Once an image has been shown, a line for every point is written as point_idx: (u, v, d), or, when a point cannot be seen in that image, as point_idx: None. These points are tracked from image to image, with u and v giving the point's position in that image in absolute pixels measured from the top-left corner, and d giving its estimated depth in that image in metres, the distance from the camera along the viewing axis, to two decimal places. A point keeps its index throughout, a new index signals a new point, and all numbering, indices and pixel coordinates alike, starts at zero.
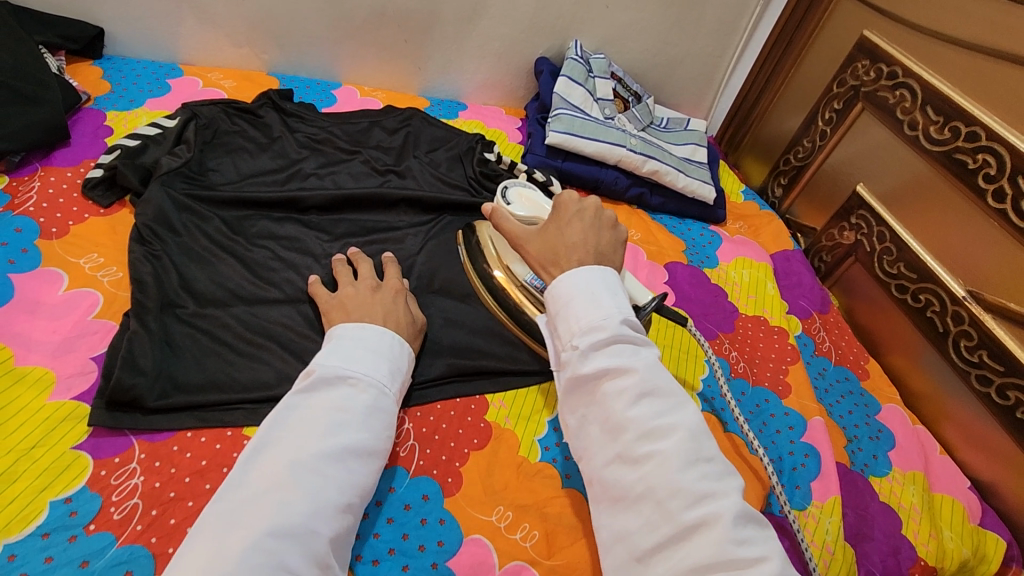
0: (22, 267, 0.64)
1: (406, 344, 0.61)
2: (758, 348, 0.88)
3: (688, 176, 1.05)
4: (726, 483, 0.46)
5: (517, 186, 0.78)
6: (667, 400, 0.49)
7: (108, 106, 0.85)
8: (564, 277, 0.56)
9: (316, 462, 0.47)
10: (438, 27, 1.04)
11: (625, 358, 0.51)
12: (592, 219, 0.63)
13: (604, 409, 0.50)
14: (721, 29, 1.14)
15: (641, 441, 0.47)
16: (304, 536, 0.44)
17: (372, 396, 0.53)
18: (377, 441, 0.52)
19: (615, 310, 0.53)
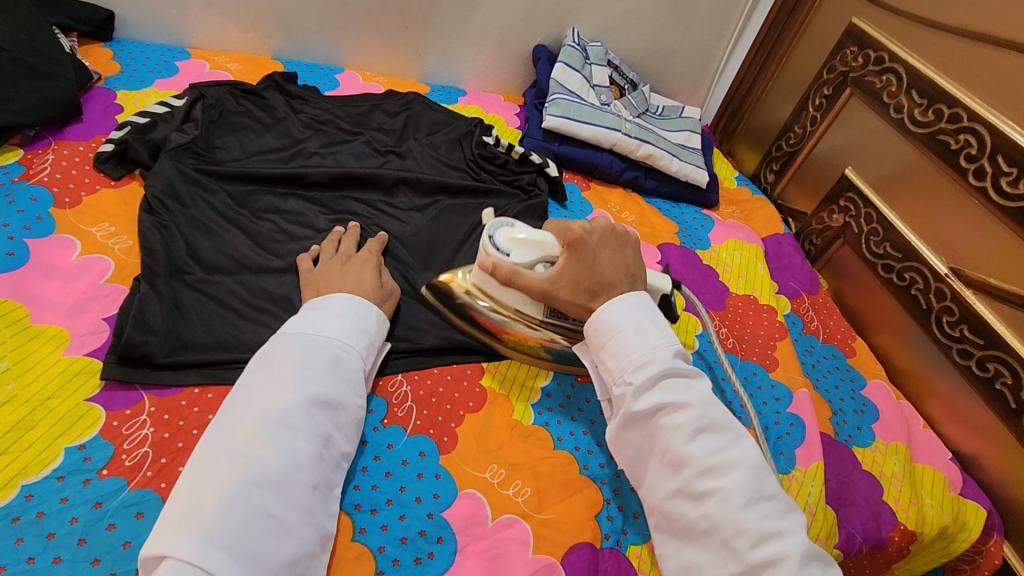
0: (37, 232, 0.66)
1: (371, 308, 0.64)
2: (747, 325, 0.90)
3: (682, 161, 1.08)
4: (787, 519, 0.50)
5: (500, 225, 0.69)
6: (723, 435, 0.54)
7: (118, 86, 0.88)
8: (606, 308, 0.61)
9: (284, 414, 0.50)
10: (439, 14, 1.06)
11: (678, 393, 0.55)
12: (613, 245, 0.67)
13: (662, 443, 0.54)
14: (715, 18, 1.17)
15: (703, 477, 0.51)
16: (281, 483, 0.47)
17: (334, 356, 0.56)
18: (344, 396, 0.55)
19: (664, 344, 0.58)
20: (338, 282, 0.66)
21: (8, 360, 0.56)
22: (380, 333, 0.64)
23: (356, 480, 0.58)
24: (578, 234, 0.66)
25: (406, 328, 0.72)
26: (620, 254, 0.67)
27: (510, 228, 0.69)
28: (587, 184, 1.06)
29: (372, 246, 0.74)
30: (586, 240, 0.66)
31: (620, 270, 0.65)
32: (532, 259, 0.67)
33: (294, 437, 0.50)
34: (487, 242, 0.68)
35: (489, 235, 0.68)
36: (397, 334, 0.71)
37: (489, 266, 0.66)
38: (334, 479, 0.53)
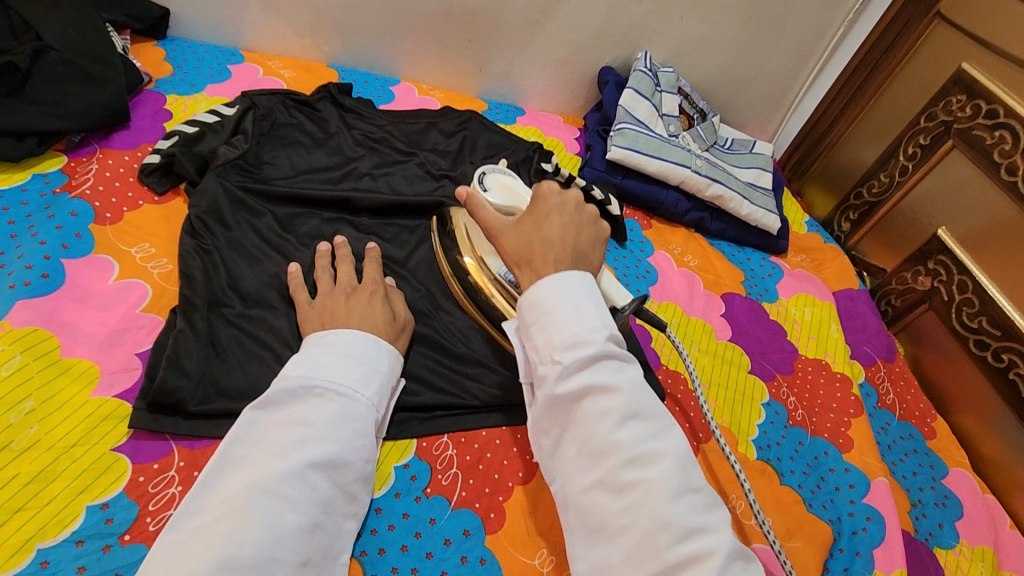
0: (74, 251, 0.62)
1: (380, 344, 0.57)
2: (819, 395, 0.82)
3: (752, 203, 1.00)
4: (715, 514, 0.42)
5: (500, 172, 0.75)
6: (654, 423, 0.45)
7: (169, 90, 0.84)
8: (544, 282, 0.51)
9: (274, 483, 0.44)
10: (504, 29, 1.00)
11: (608, 376, 0.46)
12: (573, 216, 0.58)
13: (584, 431, 0.45)
14: (799, 49, 1.08)
15: (628, 467, 0.43)
16: (263, 564, 0.41)
17: (338, 407, 0.50)
18: (347, 453, 0.49)
19: (600, 323, 0.49)
20: (344, 314, 0.59)
21: (33, 399, 0.51)
22: (393, 374, 0.57)
23: (395, 562, 0.52)
24: (540, 191, 0.59)
25: (454, 381, 0.66)
26: (573, 227, 0.57)
27: (507, 179, 0.74)
28: (648, 221, 0.99)
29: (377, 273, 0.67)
30: (544, 199, 0.58)
31: (567, 239, 0.55)
32: (497, 198, 0.69)
33: (283, 508, 0.44)
34: (479, 173, 0.74)
35: (483, 174, 0.74)
36: (443, 387, 0.65)
37: (465, 195, 0.62)
38: (333, 549, 0.48)
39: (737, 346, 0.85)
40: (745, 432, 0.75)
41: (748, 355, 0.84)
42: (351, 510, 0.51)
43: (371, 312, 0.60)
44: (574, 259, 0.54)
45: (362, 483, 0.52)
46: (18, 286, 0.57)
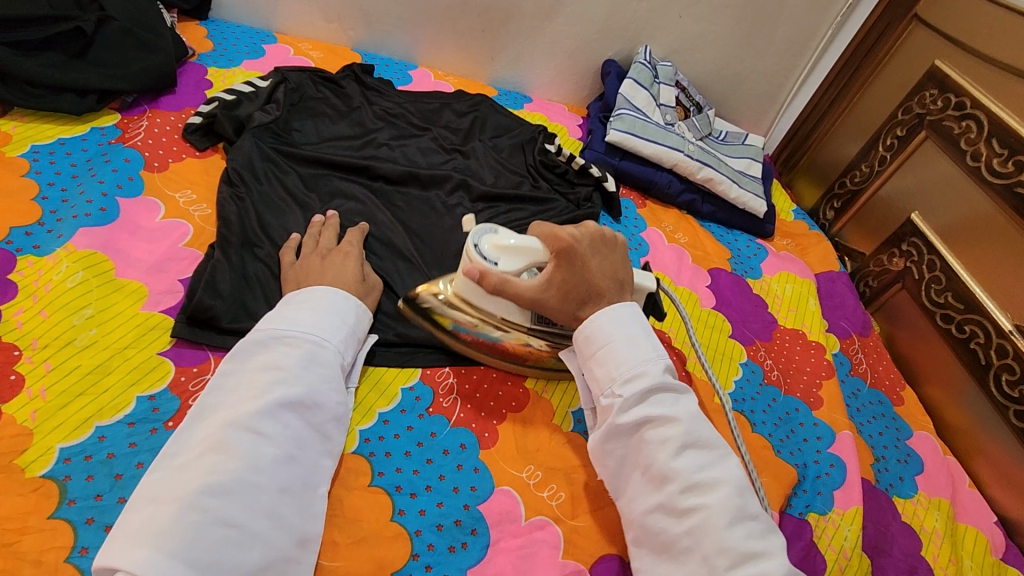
0: (126, 192, 0.70)
1: (349, 299, 0.62)
2: (794, 359, 0.89)
3: (741, 188, 1.07)
4: (769, 540, 0.50)
5: (486, 232, 0.65)
6: (710, 452, 0.54)
7: (210, 63, 0.93)
8: (599, 316, 0.60)
9: (250, 420, 0.49)
10: (515, 20, 1.09)
11: (665, 407, 0.56)
12: (602, 250, 0.63)
13: (646, 456, 0.54)
14: (790, 48, 1.16)
15: (687, 494, 0.51)
16: (245, 489, 0.46)
17: (308, 353, 0.55)
18: (318, 394, 0.54)
19: (656, 357, 0.58)
20: (319, 275, 0.65)
21: (92, 307, 0.59)
22: (359, 326, 0.63)
23: (399, 463, 0.59)
24: (566, 242, 0.61)
25: None
26: (609, 263, 0.63)
27: (494, 234, 0.65)
28: (643, 201, 1.06)
29: (352, 238, 0.73)
30: (576, 249, 0.61)
31: (609, 276, 0.62)
32: (520, 267, 0.63)
33: (259, 442, 0.49)
34: (473, 250, 0.63)
35: (476, 245, 0.63)
36: None
37: (475, 274, 0.61)
38: (312, 480, 0.52)
39: (720, 314, 0.92)
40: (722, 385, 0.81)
41: (730, 322, 0.91)
42: (326, 449, 0.55)
43: (343, 273, 0.66)
44: (618, 290, 0.63)
45: (336, 424, 0.56)
46: (81, 216, 0.66)
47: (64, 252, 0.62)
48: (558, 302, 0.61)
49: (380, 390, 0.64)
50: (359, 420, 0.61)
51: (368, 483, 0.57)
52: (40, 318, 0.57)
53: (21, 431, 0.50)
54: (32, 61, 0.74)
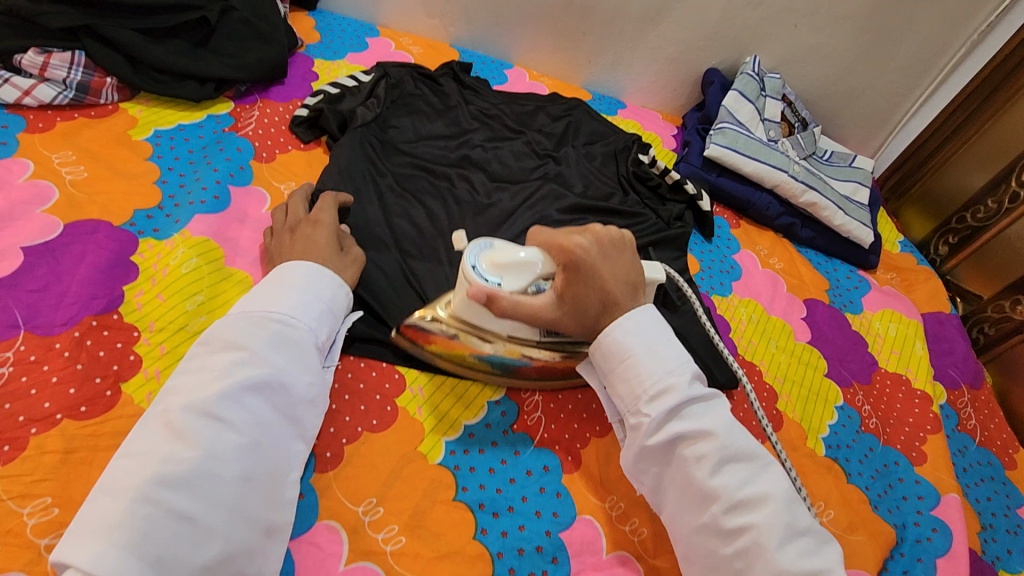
0: (237, 181, 0.72)
1: (324, 272, 0.59)
2: (895, 407, 0.82)
3: (847, 215, 1.00)
4: (822, 553, 0.48)
5: (477, 246, 0.60)
6: (750, 464, 0.51)
7: (316, 55, 0.95)
8: (616, 327, 0.56)
9: (209, 403, 0.46)
10: (618, 23, 1.05)
11: (699, 420, 0.52)
12: (609, 254, 0.58)
13: (685, 475, 0.51)
14: (915, 66, 1.07)
15: (731, 513, 0.49)
16: (201, 479, 0.44)
17: (276, 333, 0.52)
18: (286, 376, 0.51)
19: (685, 369, 0.54)
20: (290, 250, 0.62)
21: (203, 294, 0.61)
22: (337, 301, 0.59)
23: (482, 480, 0.58)
24: (572, 254, 0.56)
25: None
26: (618, 264, 0.58)
27: (490, 249, 0.60)
28: (737, 221, 1.01)
29: (324, 204, 0.68)
30: (584, 260, 0.56)
31: (623, 279, 0.58)
32: (528, 283, 0.59)
33: (220, 428, 0.46)
34: (470, 272, 0.58)
35: (472, 266, 0.59)
36: None
37: (483, 296, 0.56)
38: (279, 468, 0.49)
39: (816, 350, 0.86)
40: (816, 429, 0.76)
41: (826, 359, 0.85)
42: (296, 433, 0.52)
43: (314, 246, 0.62)
44: (631, 294, 0.58)
45: (306, 406, 0.53)
46: (196, 203, 0.68)
47: (181, 237, 0.65)
48: (574, 323, 0.57)
49: (465, 402, 0.64)
50: (445, 431, 0.61)
51: (451, 497, 0.56)
52: (158, 301, 0.59)
53: (138, 412, 0.52)
54: (159, 48, 0.77)
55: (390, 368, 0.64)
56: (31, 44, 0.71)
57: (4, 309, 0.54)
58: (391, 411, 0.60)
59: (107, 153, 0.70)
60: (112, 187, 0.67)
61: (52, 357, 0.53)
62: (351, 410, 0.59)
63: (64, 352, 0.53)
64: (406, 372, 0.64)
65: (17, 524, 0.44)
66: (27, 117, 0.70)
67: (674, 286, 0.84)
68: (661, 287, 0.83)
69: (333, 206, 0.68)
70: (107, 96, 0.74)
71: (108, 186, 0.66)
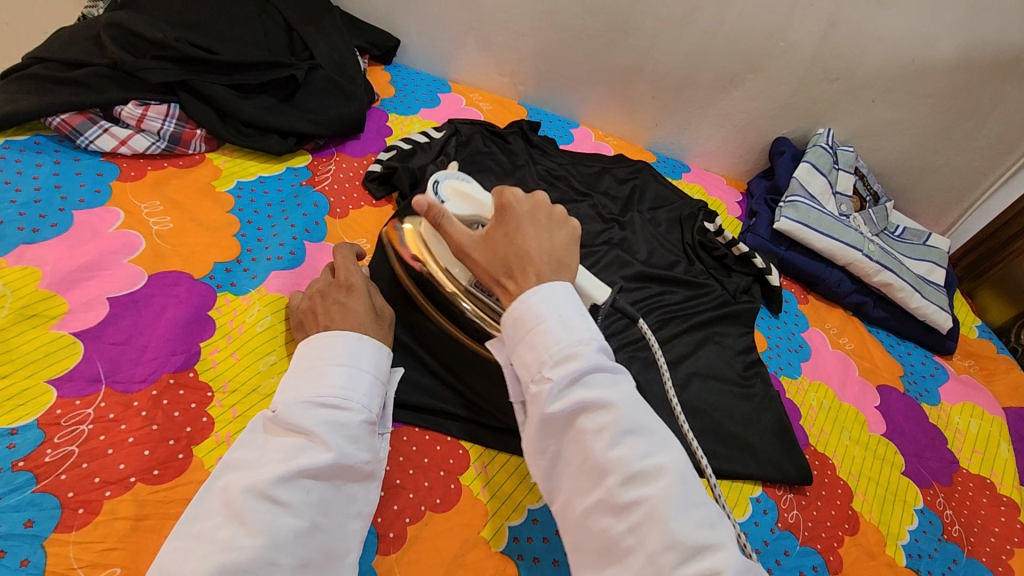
0: (313, 236, 0.73)
1: (368, 342, 0.57)
2: (980, 514, 0.77)
3: (923, 297, 0.96)
4: (720, 530, 0.41)
5: (452, 177, 0.66)
6: (650, 437, 0.44)
7: (391, 109, 0.97)
8: (529, 294, 0.49)
9: (269, 488, 0.45)
10: (689, 90, 1.05)
11: (599, 389, 0.45)
12: (540, 222, 0.56)
13: (582, 449, 0.44)
14: (997, 147, 1.04)
15: (627, 486, 0.41)
16: (262, 569, 0.42)
17: (330, 415, 0.50)
18: (343, 457, 0.49)
19: (590, 336, 0.47)
20: (327, 320, 0.59)
21: (275, 354, 0.61)
22: (382, 370, 0.57)
23: (546, 573, 0.55)
24: (504, 202, 0.55)
25: None
26: (548, 238, 0.55)
27: (460, 182, 0.66)
28: (805, 296, 0.97)
29: (348, 265, 0.65)
30: (512, 209, 0.55)
31: (545, 250, 0.53)
32: (468, 214, 0.62)
33: (281, 513, 0.45)
34: (432, 185, 0.65)
35: (436, 180, 0.65)
36: None
37: (424, 205, 0.56)
38: (338, 551, 0.47)
39: (892, 444, 0.81)
40: (895, 534, 0.71)
41: (903, 455, 0.80)
42: (355, 511, 0.50)
43: (350, 313, 0.59)
44: (553, 268, 0.52)
45: (364, 483, 0.51)
46: (273, 259, 0.69)
47: (257, 294, 0.65)
48: (484, 256, 0.55)
49: (528, 485, 0.61)
50: (509, 516, 0.58)
51: None
52: (232, 360, 0.59)
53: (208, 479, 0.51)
54: (248, 103, 0.80)
55: (454, 442, 0.62)
56: (132, 96, 0.75)
57: (87, 361, 0.55)
58: (455, 489, 0.58)
59: (192, 204, 0.71)
60: (194, 238, 0.68)
61: (129, 416, 0.53)
62: (415, 486, 0.57)
63: (141, 411, 0.53)
64: (470, 448, 0.62)
65: None
66: (121, 166, 0.72)
67: (740, 365, 0.81)
68: (728, 367, 0.80)
69: (353, 266, 0.65)
70: (195, 147, 0.77)
71: (191, 238, 0.68)
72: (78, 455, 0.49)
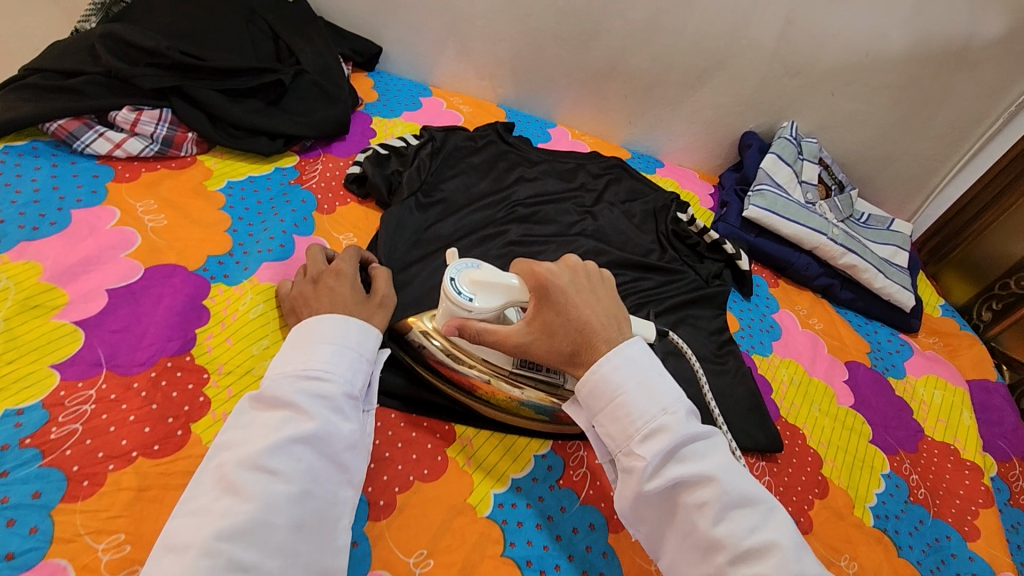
0: (302, 231, 0.77)
1: (350, 322, 0.60)
2: (944, 478, 0.81)
3: (887, 278, 1.01)
4: None
5: (465, 265, 0.62)
6: (754, 509, 0.47)
7: (374, 113, 1.01)
8: (603, 364, 0.52)
9: (259, 456, 0.48)
10: (660, 88, 1.10)
11: (696, 463, 0.48)
12: (584, 288, 0.58)
13: (686, 523, 0.47)
14: (952, 134, 1.09)
15: (736, 563, 0.45)
16: (257, 529, 0.44)
17: (314, 388, 0.53)
18: (328, 426, 0.51)
19: (677, 406, 0.50)
20: (316, 303, 0.63)
21: (268, 339, 0.64)
22: (368, 347, 0.60)
23: (530, 535, 0.59)
24: (543, 277, 0.57)
25: None
26: (595, 301, 0.57)
27: (477, 268, 0.61)
28: (775, 280, 1.02)
29: (344, 256, 0.69)
30: (554, 284, 0.57)
31: (601, 317, 0.56)
32: (499, 305, 0.59)
33: (272, 480, 0.47)
34: (447, 284, 0.60)
35: (451, 278, 0.61)
36: None
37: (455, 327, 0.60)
38: (331, 514, 0.49)
39: (860, 415, 0.85)
40: (863, 498, 0.75)
41: (870, 425, 0.84)
42: (346, 479, 0.52)
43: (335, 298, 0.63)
44: (614, 330, 0.56)
45: (354, 453, 0.54)
46: (264, 251, 0.72)
47: (250, 284, 0.68)
48: (544, 346, 0.56)
49: (512, 455, 0.65)
50: (494, 484, 0.62)
51: (500, 552, 0.57)
52: (226, 345, 0.62)
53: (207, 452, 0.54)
54: (237, 107, 0.83)
55: (440, 418, 0.65)
56: (125, 102, 0.78)
57: (88, 347, 0.58)
58: (442, 461, 0.62)
59: (185, 202, 0.75)
60: (188, 233, 0.71)
61: (130, 396, 0.55)
62: (403, 458, 0.61)
63: (141, 392, 0.56)
64: (456, 424, 0.65)
65: (93, 560, 0.46)
66: (116, 168, 0.76)
67: (714, 345, 0.85)
68: (702, 346, 0.84)
69: (345, 257, 0.69)
70: (187, 149, 0.81)
71: (185, 233, 0.71)
72: (82, 432, 0.52)
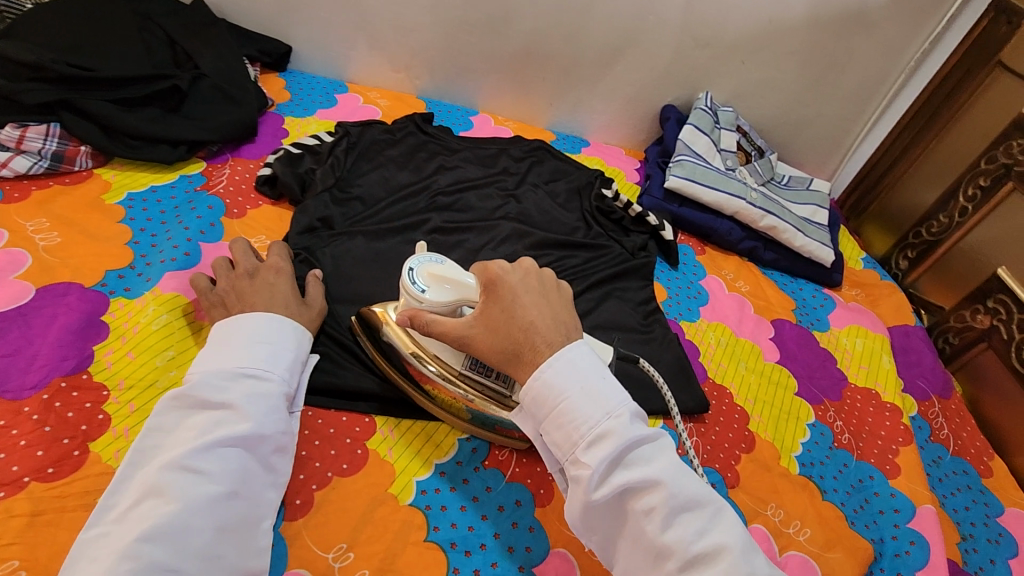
0: (209, 237, 0.75)
1: (287, 321, 0.59)
2: (867, 422, 0.84)
3: (807, 237, 1.04)
4: None
5: (426, 258, 0.63)
6: (700, 511, 0.47)
7: (287, 113, 0.99)
8: (545, 369, 0.51)
9: (187, 458, 0.46)
10: (576, 68, 1.11)
11: (642, 468, 0.47)
12: (536, 289, 0.57)
13: (634, 529, 0.47)
14: (859, 93, 1.13)
15: (685, 570, 0.45)
16: (179, 532, 0.43)
17: (250, 389, 0.52)
18: (264, 427, 0.51)
19: (621, 409, 0.49)
20: (250, 296, 0.61)
21: (173, 349, 0.63)
22: (303, 348, 0.59)
23: (454, 518, 0.59)
24: (495, 274, 0.57)
25: None
26: (546, 303, 0.56)
27: (437, 263, 0.63)
28: (702, 248, 1.04)
29: (276, 251, 0.69)
30: (504, 280, 0.56)
31: (545, 317, 0.55)
32: (452, 301, 0.59)
33: (198, 481, 0.46)
34: (406, 274, 0.61)
35: (410, 268, 0.62)
36: None
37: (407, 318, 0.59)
38: (255, 515, 0.49)
39: (785, 369, 0.87)
40: (789, 448, 0.77)
41: (795, 378, 0.87)
42: (272, 480, 0.52)
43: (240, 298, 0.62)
44: (559, 332, 0.54)
45: (282, 454, 0.53)
46: (167, 261, 0.70)
47: (152, 295, 0.66)
48: (489, 340, 0.56)
49: (435, 442, 0.64)
50: (416, 471, 0.61)
51: (423, 538, 0.57)
52: (127, 359, 0.60)
53: (106, 470, 0.53)
54: (133, 116, 0.80)
55: (360, 412, 0.65)
56: (10, 120, 0.75)
57: None
58: (361, 454, 0.61)
59: (81, 218, 0.72)
60: (84, 249, 0.69)
61: (20, 420, 0.53)
62: (321, 455, 0.60)
63: (32, 415, 0.54)
64: (376, 416, 0.65)
65: None
66: (3, 188, 0.72)
67: (641, 315, 0.86)
68: (629, 317, 0.85)
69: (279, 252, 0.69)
70: (82, 163, 0.78)
71: (80, 250, 0.69)
72: None
